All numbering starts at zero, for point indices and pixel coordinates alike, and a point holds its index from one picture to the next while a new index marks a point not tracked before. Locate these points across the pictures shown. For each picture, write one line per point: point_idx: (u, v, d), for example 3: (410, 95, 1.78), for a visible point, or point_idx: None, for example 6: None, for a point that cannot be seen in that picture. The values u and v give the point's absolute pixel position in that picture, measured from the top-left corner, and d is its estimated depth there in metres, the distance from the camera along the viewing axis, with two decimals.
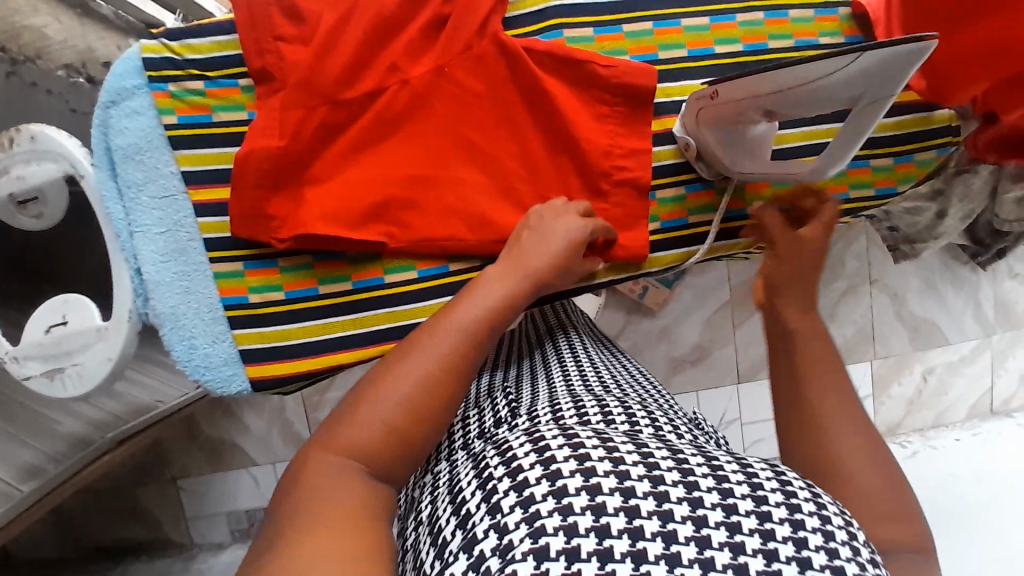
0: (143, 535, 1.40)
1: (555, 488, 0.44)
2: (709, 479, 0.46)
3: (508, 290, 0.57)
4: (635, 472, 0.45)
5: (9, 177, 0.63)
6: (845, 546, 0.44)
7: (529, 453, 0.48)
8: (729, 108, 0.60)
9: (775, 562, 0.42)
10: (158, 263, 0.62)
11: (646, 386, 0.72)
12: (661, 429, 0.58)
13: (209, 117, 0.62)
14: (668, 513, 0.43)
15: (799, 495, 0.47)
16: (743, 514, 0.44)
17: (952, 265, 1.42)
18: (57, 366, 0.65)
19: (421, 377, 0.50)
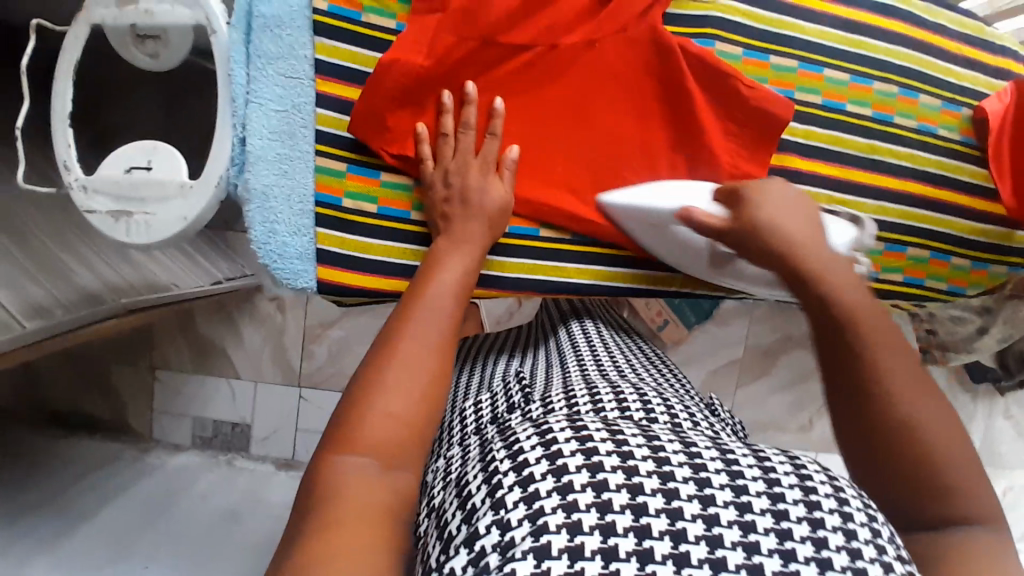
0: (106, 414, 1.38)
1: (559, 483, 0.40)
2: (723, 475, 0.42)
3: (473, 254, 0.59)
4: (644, 468, 0.41)
5: (138, 9, 0.61)
6: (868, 545, 0.39)
7: (532, 440, 0.45)
8: (682, 262, 0.67)
9: (793, 563, 0.37)
10: (265, 139, 0.60)
11: (669, 376, 0.70)
12: (679, 423, 0.54)
13: (358, 15, 0.62)
14: (678, 512, 0.39)
15: (818, 490, 0.42)
16: (759, 512, 0.39)
17: (954, 389, 1.44)
18: (126, 209, 0.63)
19: (421, 366, 0.49)
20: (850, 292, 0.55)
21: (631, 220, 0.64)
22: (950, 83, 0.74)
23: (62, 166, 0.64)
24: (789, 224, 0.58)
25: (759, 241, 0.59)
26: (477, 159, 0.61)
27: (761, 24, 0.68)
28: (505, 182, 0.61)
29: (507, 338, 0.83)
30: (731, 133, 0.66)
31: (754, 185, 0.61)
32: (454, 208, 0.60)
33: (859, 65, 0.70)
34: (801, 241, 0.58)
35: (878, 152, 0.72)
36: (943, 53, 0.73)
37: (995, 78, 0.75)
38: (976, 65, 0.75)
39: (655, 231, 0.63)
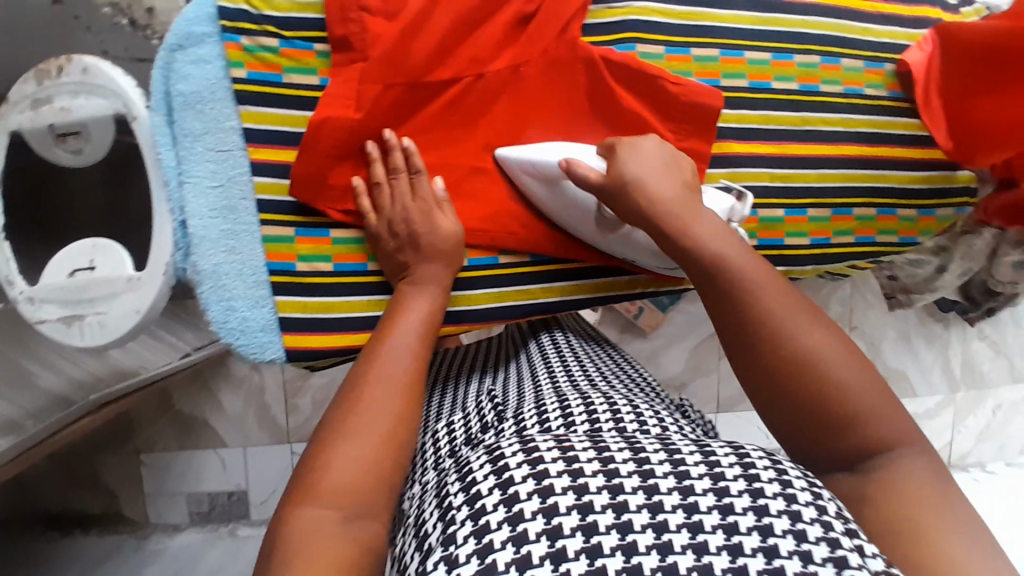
0: (96, 509, 1.32)
1: (508, 513, 0.40)
2: (671, 478, 0.42)
3: (428, 294, 0.59)
4: (594, 484, 0.42)
5: (53, 108, 0.60)
6: (813, 525, 0.40)
7: (485, 471, 0.45)
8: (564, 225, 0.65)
9: (740, 558, 0.38)
10: (204, 218, 0.60)
11: (634, 376, 0.71)
12: (646, 423, 0.55)
13: (278, 76, 0.60)
14: (627, 525, 0.39)
15: (761, 474, 0.43)
16: (706, 511, 0.40)
17: (927, 322, 1.48)
18: (77, 313, 0.61)
19: (382, 411, 0.49)
20: (707, 242, 0.54)
21: (527, 180, 0.63)
22: (869, 42, 0.75)
23: (3, 280, 0.62)
24: (660, 183, 0.57)
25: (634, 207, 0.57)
26: (417, 201, 0.60)
27: (676, 20, 0.69)
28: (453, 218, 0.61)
29: (477, 355, 0.84)
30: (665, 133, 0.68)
31: (622, 142, 0.60)
32: (408, 256, 0.60)
33: (777, 42, 0.72)
34: (673, 217, 0.55)
35: (809, 123, 0.74)
36: (858, 15, 0.75)
37: (910, 29, 0.77)
38: (891, 20, 0.77)
39: (549, 188, 0.62)
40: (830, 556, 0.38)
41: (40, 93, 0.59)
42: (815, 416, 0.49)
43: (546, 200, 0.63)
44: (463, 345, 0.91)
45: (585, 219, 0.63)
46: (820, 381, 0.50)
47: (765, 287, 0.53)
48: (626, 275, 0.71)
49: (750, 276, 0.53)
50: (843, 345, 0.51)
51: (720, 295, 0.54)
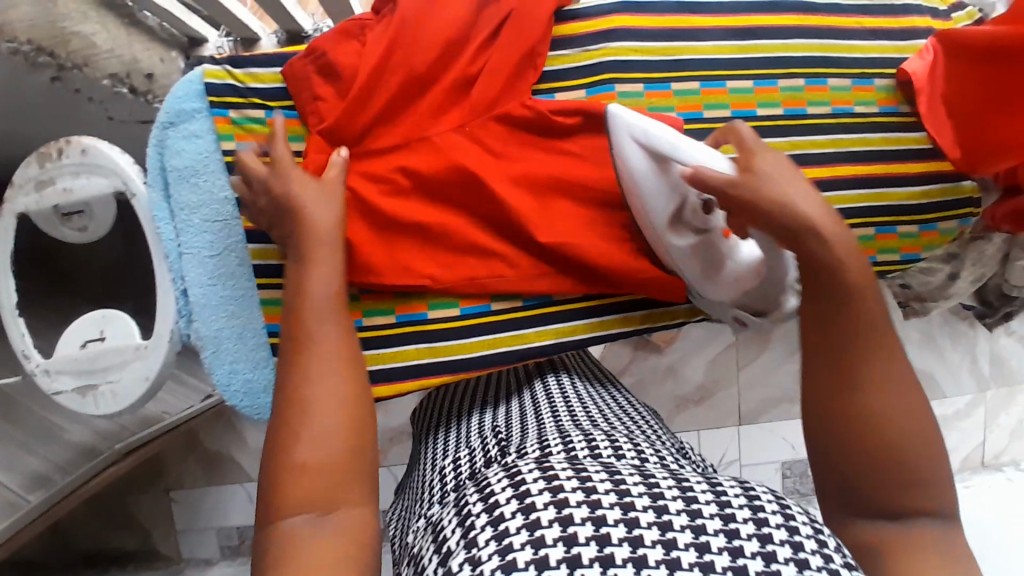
0: (133, 546, 1.37)
1: (499, 546, 0.40)
2: (576, 486, 0.43)
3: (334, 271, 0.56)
4: (507, 508, 0.42)
5: (56, 189, 0.63)
6: (716, 535, 0.40)
7: (477, 506, 0.45)
8: (637, 205, 0.61)
9: (644, 569, 0.38)
10: (204, 286, 0.62)
11: (632, 417, 0.71)
12: (595, 450, 0.55)
13: (267, 145, 0.63)
14: (540, 539, 0.39)
15: (665, 494, 0.43)
16: (613, 523, 0.40)
17: (951, 320, 1.44)
18: (90, 383, 0.64)
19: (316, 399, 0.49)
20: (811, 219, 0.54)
21: (632, 150, 0.57)
22: (857, 58, 0.74)
23: (22, 355, 0.65)
24: (792, 191, 0.55)
25: (779, 218, 0.55)
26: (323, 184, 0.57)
27: (654, 55, 0.69)
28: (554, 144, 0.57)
29: (482, 387, 0.84)
30: None
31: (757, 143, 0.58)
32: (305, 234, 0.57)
33: (760, 68, 0.72)
34: (829, 223, 0.54)
35: (800, 146, 0.73)
36: (845, 32, 0.74)
37: (902, 40, 0.75)
38: (879, 34, 0.75)
39: (657, 167, 0.58)
40: (731, 566, 0.39)
41: (43, 176, 0.62)
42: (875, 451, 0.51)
43: (652, 189, 0.59)
44: (477, 377, 0.91)
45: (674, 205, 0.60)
46: (880, 422, 0.51)
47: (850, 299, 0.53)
48: (622, 313, 0.71)
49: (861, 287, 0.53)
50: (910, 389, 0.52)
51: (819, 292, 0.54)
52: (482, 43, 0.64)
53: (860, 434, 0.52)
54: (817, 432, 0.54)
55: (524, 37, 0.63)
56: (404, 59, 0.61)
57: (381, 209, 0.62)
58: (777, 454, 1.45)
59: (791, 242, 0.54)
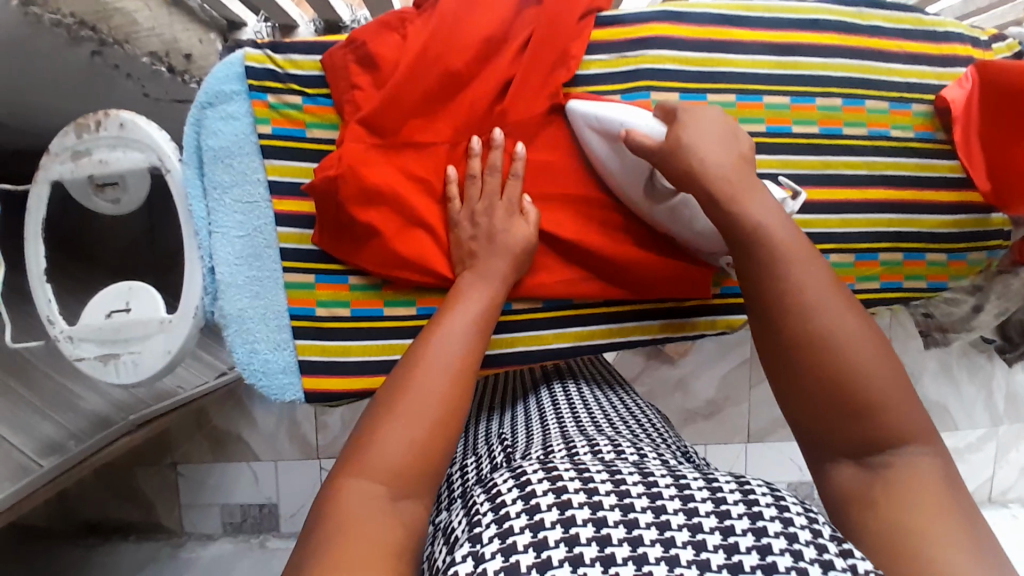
0: (135, 517, 1.39)
1: (502, 544, 0.40)
2: (581, 494, 0.43)
3: (489, 289, 0.59)
4: (513, 510, 0.42)
5: (92, 160, 0.64)
6: (713, 534, 0.40)
7: (485, 506, 0.45)
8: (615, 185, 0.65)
9: (645, 566, 0.38)
10: (232, 266, 0.63)
11: (642, 422, 0.71)
12: (597, 451, 0.56)
13: (302, 131, 0.64)
14: (543, 542, 0.39)
15: (663, 493, 0.43)
16: (613, 525, 0.41)
17: (969, 352, 1.42)
18: (113, 352, 0.65)
19: (434, 397, 0.51)
20: (760, 216, 0.53)
21: (591, 136, 0.63)
22: (895, 82, 0.73)
23: (46, 321, 0.66)
24: (714, 153, 0.55)
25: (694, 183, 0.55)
26: (502, 201, 0.62)
27: (691, 66, 0.69)
28: (530, 223, 0.62)
29: (498, 394, 0.84)
30: None
31: (687, 110, 0.58)
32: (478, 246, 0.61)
33: (796, 86, 0.71)
34: (725, 183, 0.54)
35: (831, 167, 0.72)
36: (884, 54, 0.73)
37: (943, 66, 0.75)
38: (920, 59, 0.74)
39: (609, 145, 0.62)
40: (728, 564, 0.39)
41: (80, 146, 0.64)
42: (848, 429, 0.48)
43: (616, 167, 0.62)
44: (491, 378, 0.92)
45: (638, 179, 0.62)
46: (851, 371, 0.48)
47: (802, 257, 0.53)
48: (640, 321, 0.70)
49: (793, 246, 0.53)
50: (870, 332, 0.51)
51: (768, 279, 0.53)
52: (521, 44, 0.64)
53: (825, 379, 0.49)
54: (793, 401, 0.51)
55: (559, 38, 0.64)
56: (441, 53, 0.61)
57: (413, 206, 0.62)
58: (782, 474, 1.43)
59: (716, 212, 0.54)
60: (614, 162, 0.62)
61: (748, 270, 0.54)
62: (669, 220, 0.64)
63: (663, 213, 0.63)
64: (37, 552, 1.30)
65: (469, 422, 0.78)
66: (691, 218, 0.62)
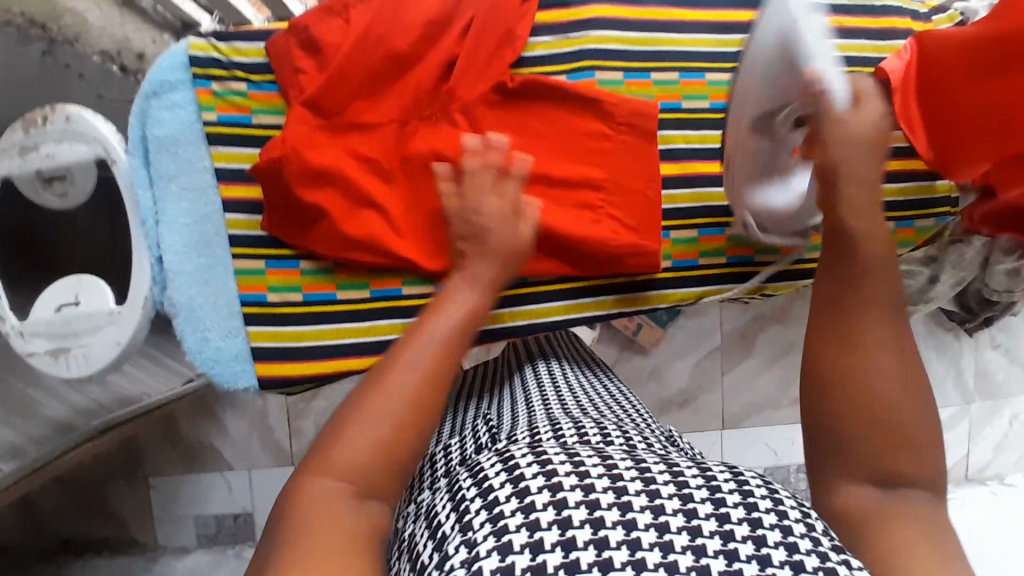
0: (107, 532, 1.36)
1: (495, 530, 0.40)
2: (572, 477, 0.43)
3: (471, 294, 0.54)
4: (503, 495, 0.43)
5: (40, 154, 0.63)
6: (708, 519, 0.41)
7: (472, 493, 0.45)
8: (738, 96, 0.61)
9: (639, 552, 0.38)
10: (180, 254, 0.63)
11: (629, 406, 0.70)
12: (587, 433, 0.56)
13: (248, 118, 0.64)
14: (535, 523, 0.40)
15: (656, 479, 0.44)
16: (606, 507, 0.41)
17: (936, 332, 1.45)
18: (63, 346, 0.64)
19: (409, 391, 0.47)
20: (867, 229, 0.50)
21: (772, 30, 0.54)
22: None
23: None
24: (861, 160, 0.51)
25: (839, 186, 0.51)
26: (495, 194, 0.58)
27: (634, 46, 0.71)
28: (524, 225, 0.59)
29: (474, 378, 0.85)
30: (612, 151, 0.68)
31: (866, 98, 0.54)
32: (467, 246, 0.57)
33: (738, 62, 0.73)
34: (863, 189, 0.51)
35: None
36: None
37: (880, 40, 0.77)
38: (857, 33, 0.76)
39: (783, 51, 0.54)
40: (722, 548, 0.39)
41: (28, 141, 0.63)
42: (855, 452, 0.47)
43: (766, 73, 0.57)
44: (463, 371, 0.92)
45: (762, 107, 0.60)
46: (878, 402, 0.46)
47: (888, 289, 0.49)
48: (595, 297, 0.72)
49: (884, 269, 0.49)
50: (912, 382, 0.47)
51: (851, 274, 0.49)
52: (463, 25, 0.65)
53: (848, 398, 0.47)
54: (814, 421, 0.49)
55: (500, 18, 0.65)
56: (385, 36, 0.61)
57: (361, 186, 0.61)
58: (759, 459, 1.44)
59: (826, 193, 0.52)
60: (758, 83, 0.58)
61: (833, 276, 0.50)
62: (746, 164, 0.64)
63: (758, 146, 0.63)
64: None
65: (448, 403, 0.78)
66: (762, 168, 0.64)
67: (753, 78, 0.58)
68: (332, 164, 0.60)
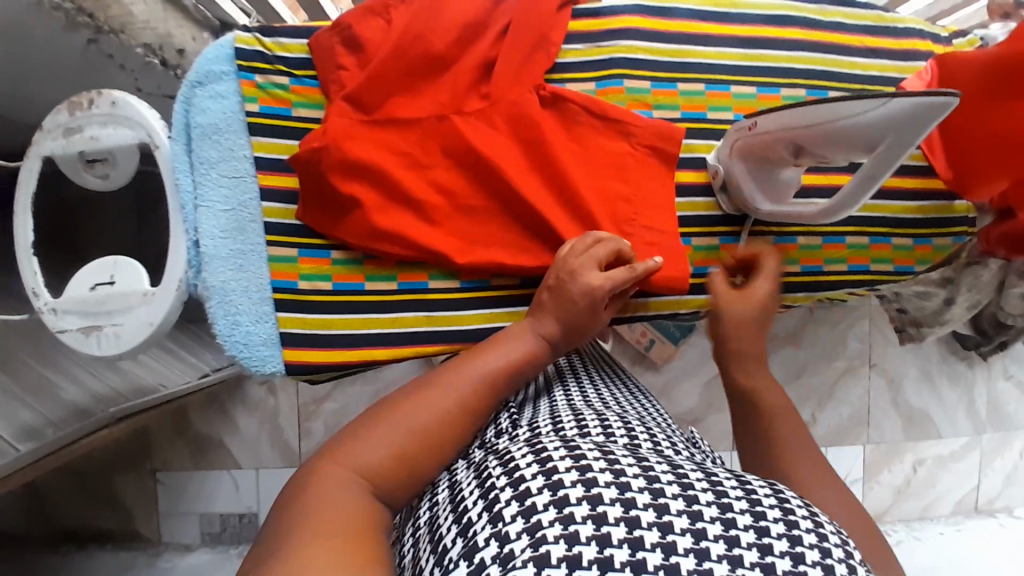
0: (112, 525, 1.36)
1: (527, 523, 0.40)
2: (608, 474, 0.43)
3: (528, 343, 0.60)
4: (535, 487, 0.43)
5: (83, 136, 0.65)
6: (746, 531, 0.40)
7: (502, 481, 0.46)
8: (780, 123, 0.61)
9: (674, 556, 0.38)
10: (216, 238, 0.64)
11: (646, 404, 0.70)
12: (614, 430, 0.55)
13: (288, 111, 0.66)
14: (569, 517, 0.39)
15: (694, 486, 0.44)
16: (642, 508, 0.41)
17: (949, 360, 1.44)
18: (95, 324, 0.65)
19: (438, 412, 0.52)
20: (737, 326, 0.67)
21: (854, 111, 0.55)
22: (857, 76, 0.77)
23: (31, 292, 0.67)
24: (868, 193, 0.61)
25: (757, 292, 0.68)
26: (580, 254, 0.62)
27: (662, 57, 0.73)
28: (606, 279, 0.61)
29: None
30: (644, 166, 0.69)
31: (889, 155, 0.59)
32: (551, 294, 0.62)
33: (762, 77, 0.75)
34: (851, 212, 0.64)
35: None
36: (846, 48, 0.77)
37: (902, 61, 0.78)
38: (879, 53, 0.78)
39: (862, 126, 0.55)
40: (760, 562, 0.39)
41: (72, 123, 0.65)
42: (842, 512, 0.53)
43: (829, 128, 0.58)
44: None
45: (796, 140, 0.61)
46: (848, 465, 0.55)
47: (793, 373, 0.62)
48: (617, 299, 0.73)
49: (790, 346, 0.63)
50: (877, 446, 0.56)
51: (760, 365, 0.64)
52: (501, 29, 0.68)
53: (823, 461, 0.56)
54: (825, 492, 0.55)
55: (537, 22, 0.67)
56: (425, 35, 0.64)
57: (394, 178, 0.63)
58: None
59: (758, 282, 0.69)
60: (808, 123, 0.59)
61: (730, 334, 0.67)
62: (750, 166, 0.68)
63: (765, 151, 0.65)
64: (7, 560, 1.26)
65: None
66: (761, 172, 0.68)
67: (820, 122, 0.58)
68: (367, 157, 0.62)
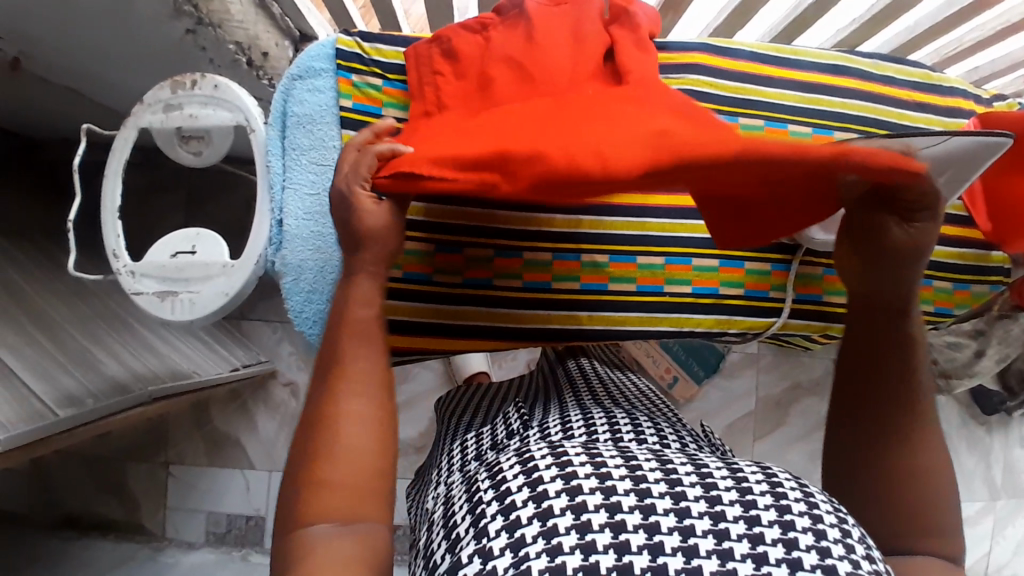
0: (118, 515, 1.35)
1: (510, 540, 0.39)
2: (592, 479, 0.41)
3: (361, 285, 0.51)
4: (519, 500, 0.41)
5: (183, 113, 0.69)
6: (736, 522, 0.38)
7: (488, 494, 0.43)
8: None
9: (660, 558, 0.37)
10: (299, 219, 0.67)
11: (655, 398, 0.70)
12: (617, 429, 0.53)
13: (378, 109, 0.70)
14: (551, 531, 0.38)
15: (682, 481, 0.41)
16: (628, 510, 0.39)
17: (968, 423, 1.45)
18: (171, 289, 0.68)
19: (367, 413, 0.45)
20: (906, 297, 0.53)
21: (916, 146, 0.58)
22: (903, 126, 0.82)
23: (111, 254, 0.70)
24: None
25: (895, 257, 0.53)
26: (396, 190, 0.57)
27: (726, 92, 0.78)
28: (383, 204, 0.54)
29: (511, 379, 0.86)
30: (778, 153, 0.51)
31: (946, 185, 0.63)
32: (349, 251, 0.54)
33: (817, 119, 0.80)
34: None
35: None
36: (896, 101, 0.82)
37: (947, 116, 0.83)
38: (925, 107, 0.83)
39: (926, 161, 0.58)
40: (750, 554, 0.37)
41: (173, 100, 0.69)
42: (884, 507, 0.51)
43: None
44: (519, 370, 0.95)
45: None
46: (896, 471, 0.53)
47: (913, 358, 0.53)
48: (668, 314, 0.75)
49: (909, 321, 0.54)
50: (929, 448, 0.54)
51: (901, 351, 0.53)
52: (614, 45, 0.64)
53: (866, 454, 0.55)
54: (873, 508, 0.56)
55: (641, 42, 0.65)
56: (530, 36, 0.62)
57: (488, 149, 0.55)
58: None
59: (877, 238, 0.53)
60: None
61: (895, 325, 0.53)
62: None
63: None
64: None
65: (472, 398, 0.79)
66: None
67: None
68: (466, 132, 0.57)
